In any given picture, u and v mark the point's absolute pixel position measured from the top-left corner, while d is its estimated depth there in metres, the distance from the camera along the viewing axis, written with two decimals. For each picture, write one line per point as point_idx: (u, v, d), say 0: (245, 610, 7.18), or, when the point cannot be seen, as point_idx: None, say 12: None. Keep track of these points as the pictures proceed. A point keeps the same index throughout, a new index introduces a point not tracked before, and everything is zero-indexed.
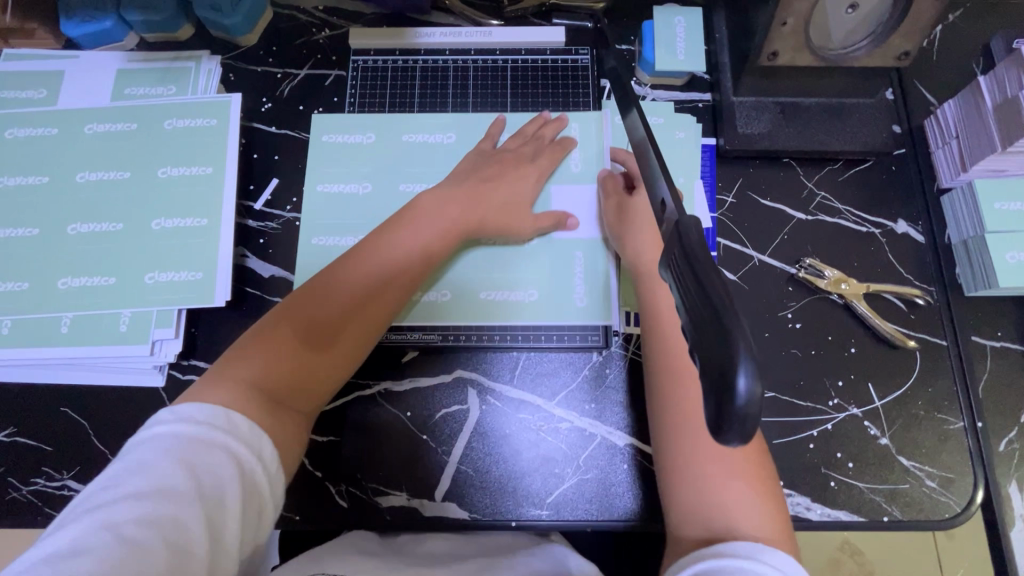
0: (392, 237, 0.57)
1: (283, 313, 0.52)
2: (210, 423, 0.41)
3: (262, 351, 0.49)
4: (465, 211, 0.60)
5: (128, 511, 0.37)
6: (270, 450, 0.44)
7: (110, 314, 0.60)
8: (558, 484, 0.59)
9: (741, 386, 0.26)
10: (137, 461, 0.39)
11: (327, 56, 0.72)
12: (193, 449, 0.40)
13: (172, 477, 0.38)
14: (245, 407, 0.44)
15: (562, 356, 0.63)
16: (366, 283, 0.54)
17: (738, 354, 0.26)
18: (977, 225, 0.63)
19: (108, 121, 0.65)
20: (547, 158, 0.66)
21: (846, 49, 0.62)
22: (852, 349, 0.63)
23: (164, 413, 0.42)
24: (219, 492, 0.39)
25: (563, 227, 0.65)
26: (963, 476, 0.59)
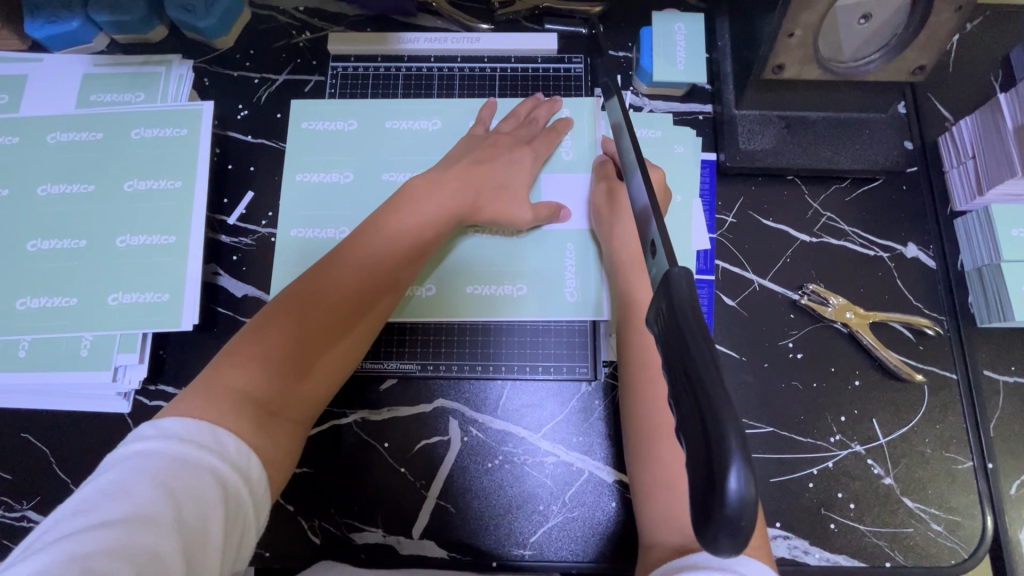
0: (386, 227, 0.54)
1: (270, 315, 0.48)
2: (193, 441, 0.38)
3: (250, 358, 0.45)
4: (456, 201, 0.56)
5: (96, 539, 0.33)
6: (260, 467, 0.41)
7: (71, 337, 0.57)
8: (542, 523, 0.56)
9: (732, 489, 0.23)
10: (112, 483, 0.36)
11: (306, 61, 0.68)
12: (174, 471, 0.36)
13: (148, 502, 0.35)
14: (234, 420, 0.41)
15: (549, 387, 0.60)
16: (362, 277, 0.51)
17: (730, 452, 0.23)
18: (992, 253, 0.59)
19: (72, 130, 0.62)
20: (543, 143, 0.62)
21: (857, 62, 0.58)
22: (855, 382, 0.59)
23: (144, 429, 0.39)
24: (201, 520, 0.36)
25: (556, 219, 0.61)
26: (971, 520, 0.56)
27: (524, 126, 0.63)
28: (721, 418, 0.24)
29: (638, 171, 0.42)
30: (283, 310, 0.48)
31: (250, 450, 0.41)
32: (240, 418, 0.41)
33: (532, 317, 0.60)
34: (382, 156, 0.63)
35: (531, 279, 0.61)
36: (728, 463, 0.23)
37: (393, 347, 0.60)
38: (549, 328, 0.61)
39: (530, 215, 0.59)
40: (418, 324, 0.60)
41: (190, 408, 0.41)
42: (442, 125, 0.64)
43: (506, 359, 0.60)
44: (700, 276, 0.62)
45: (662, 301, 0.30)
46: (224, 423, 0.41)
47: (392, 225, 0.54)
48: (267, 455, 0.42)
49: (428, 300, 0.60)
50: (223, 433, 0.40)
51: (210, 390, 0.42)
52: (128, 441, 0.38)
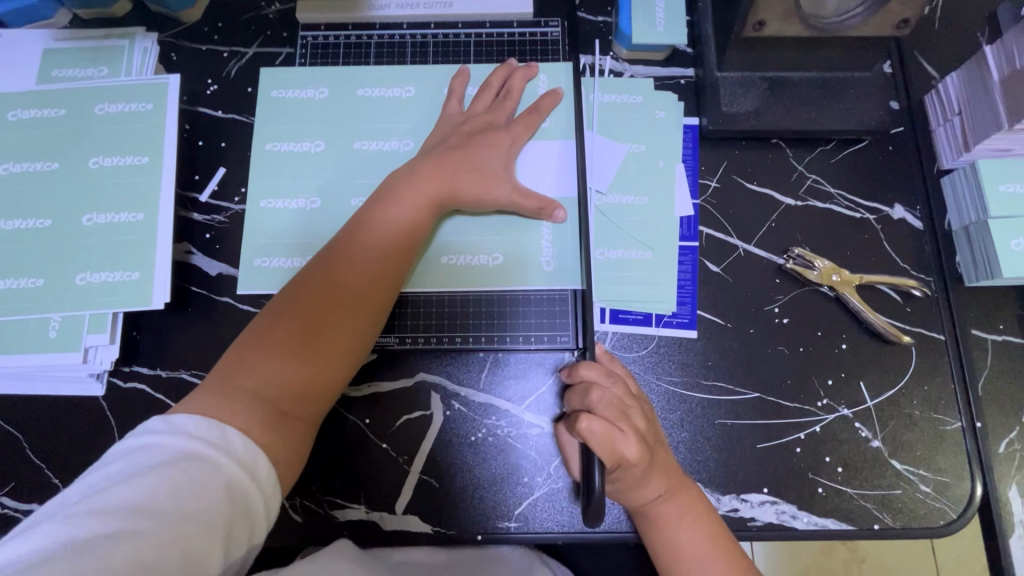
0: (378, 218, 0.53)
1: (272, 321, 0.49)
2: (200, 437, 0.40)
3: (254, 362, 0.46)
4: (432, 183, 0.55)
5: (100, 524, 0.35)
6: (267, 465, 0.42)
7: (38, 318, 0.55)
8: (528, 495, 0.55)
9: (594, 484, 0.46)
10: (123, 471, 0.38)
11: (276, 32, 0.66)
12: (180, 466, 0.38)
13: (153, 494, 0.37)
14: (242, 422, 0.43)
15: (532, 357, 0.59)
16: (361, 272, 0.51)
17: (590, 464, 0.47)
18: (979, 209, 0.58)
19: (33, 107, 0.60)
20: (522, 125, 0.60)
21: (840, 17, 0.56)
22: (843, 345, 0.58)
23: (154, 422, 0.41)
24: (202, 514, 0.37)
25: (546, 216, 0.58)
26: (959, 480, 0.55)
27: (499, 101, 0.61)
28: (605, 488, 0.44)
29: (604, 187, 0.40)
30: (284, 315, 0.49)
31: (257, 448, 0.42)
32: (249, 418, 0.43)
33: (511, 286, 0.59)
34: (355, 125, 0.61)
35: (507, 247, 0.59)
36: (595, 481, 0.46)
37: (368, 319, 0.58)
38: (528, 298, 0.59)
39: (512, 196, 0.57)
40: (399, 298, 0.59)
41: (199, 410, 0.43)
42: (416, 94, 0.62)
43: (489, 331, 0.59)
44: (683, 243, 0.61)
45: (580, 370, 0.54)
46: (232, 421, 0.42)
47: (383, 216, 0.53)
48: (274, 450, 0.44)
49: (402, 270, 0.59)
50: (230, 432, 0.42)
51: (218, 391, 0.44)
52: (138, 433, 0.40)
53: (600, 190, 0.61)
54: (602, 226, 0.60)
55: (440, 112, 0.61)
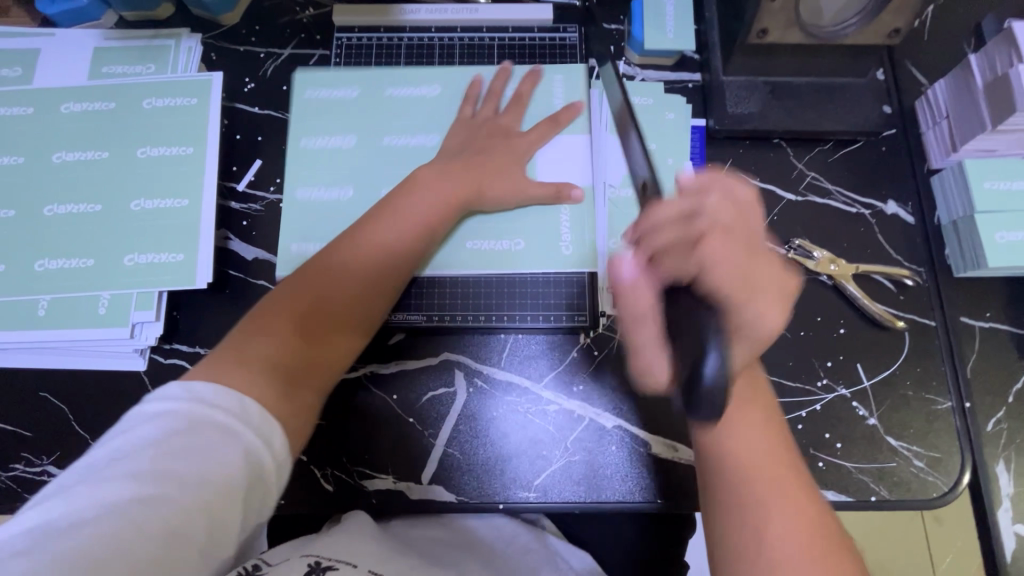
0: (394, 212, 0.56)
1: (286, 299, 0.51)
2: (222, 407, 0.41)
3: (267, 337, 0.48)
4: (452, 183, 0.59)
5: (123, 494, 0.36)
6: (285, 438, 0.43)
7: (88, 296, 0.59)
8: (546, 467, 0.59)
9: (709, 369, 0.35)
10: (141, 440, 0.38)
11: (311, 35, 0.71)
12: (202, 435, 0.39)
13: (177, 462, 0.38)
14: (257, 390, 0.44)
15: (550, 339, 0.62)
16: (378, 261, 0.55)
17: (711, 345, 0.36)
18: (966, 204, 0.62)
19: (85, 100, 0.64)
20: (541, 129, 0.64)
21: (837, 26, 0.61)
22: (841, 329, 0.62)
23: (172, 389, 0.41)
24: (225, 484, 0.39)
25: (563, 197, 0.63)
26: (950, 456, 0.59)
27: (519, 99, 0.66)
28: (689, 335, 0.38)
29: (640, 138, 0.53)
30: (297, 297, 0.51)
31: (274, 420, 0.43)
32: (262, 386, 0.45)
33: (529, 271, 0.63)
34: (385, 121, 0.66)
35: (529, 233, 0.63)
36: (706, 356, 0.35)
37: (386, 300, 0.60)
38: (548, 281, 0.63)
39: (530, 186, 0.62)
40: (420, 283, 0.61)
41: (220, 376, 0.44)
42: (442, 92, 0.67)
43: (509, 312, 0.62)
44: None
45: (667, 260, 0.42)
46: (247, 390, 0.44)
47: (402, 211, 0.56)
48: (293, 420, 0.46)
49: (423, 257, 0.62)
50: (250, 403, 0.43)
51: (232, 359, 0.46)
52: (154, 402, 0.41)
53: (614, 183, 0.65)
54: (616, 216, 0.64)
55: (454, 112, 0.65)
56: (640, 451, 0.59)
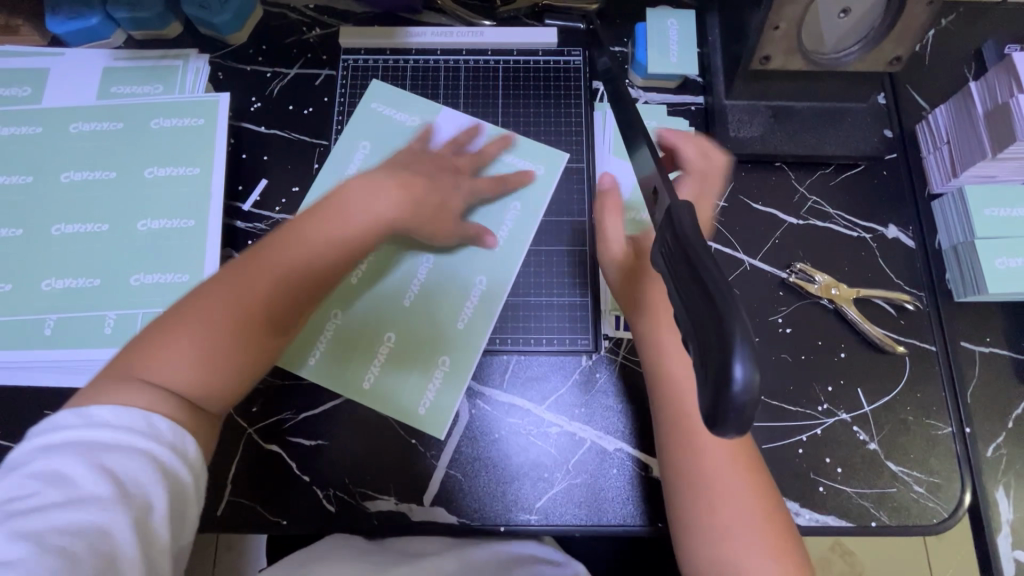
0: (323, 222, 0.54)
1: (191, 308, 0.48)
2: (119, 426, 0.41)
3: (170, 349, 0.46)
4: (389, 195, 0.56)
5: (40, 519, 0.37)
6: (192, 446, 0.44)
7: (94, 315, 0.59)
8: (547, 489, 0.59)
9: (739, 376, 0.24)
10: (45, 467, 0.39)
11: (317, 55, 0.71)
12: (103, 456, 0.40)
13: (87, 485, 0.39)
14: (153, 406, 0.43)
15: (551, 360, 0.63)
16: (296, 275, 0.51)
17: (732, 348, 0.25)
18: (966, 230, 0.63)
19: (94, 120, 0.64)
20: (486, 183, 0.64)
21: (838, 53, 0.62)
22: (841, 353, 0.63)
23: (65, 416, 0.42)
24: (143, 496, 0.40)
25: (482, 243, 0.64)
26: (950, 481, 0.59)
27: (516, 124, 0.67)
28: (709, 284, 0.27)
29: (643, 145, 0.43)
30: (202, 308, 0.48)
31: (182, 429, 0.44)
32: (159, 404, 0.44)
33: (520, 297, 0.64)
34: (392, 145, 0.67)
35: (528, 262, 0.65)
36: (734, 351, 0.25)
37: (445, 395, 0.60)
38: (552, 305, 0.64)
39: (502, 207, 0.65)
40: (460, 358, 0.61)
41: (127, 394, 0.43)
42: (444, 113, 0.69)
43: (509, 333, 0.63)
44: None
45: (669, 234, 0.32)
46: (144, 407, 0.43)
47: (329, 221, 0.54)
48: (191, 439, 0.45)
49: (457, 330, 0.62)
50: (157, 419, 0.43)
51: (128, 377, 0.44)
52: (44, 435, 0.41)
53: None
54: None
55: (405, 144, 0.67)
56: (641, 474, 0.59)
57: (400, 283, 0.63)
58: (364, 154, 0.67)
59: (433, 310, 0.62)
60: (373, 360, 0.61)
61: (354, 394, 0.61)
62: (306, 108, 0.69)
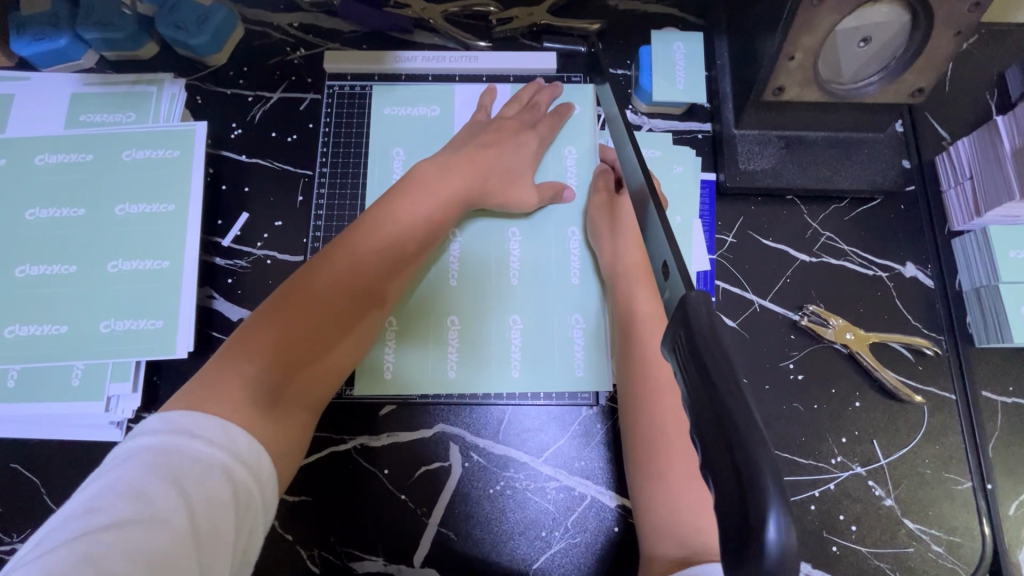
0: (396, 210, 0.54)
1: (275, 306, 0.48)
2: (202, 436, 0.39)
3: (258, 346, 0.46)
4: (458, 182, 0.57)
5: (108, 539, 0.34)
6: (270, 465, 0.42)
7: (61, 366, 0.55)
8: (545, 549, 0.56)
9: (771, 538, 0.22)
10: (122, 477, 0.37)
11: (302, 78, 0.67)
12: (184, 468, 0.38)
13: (162, 502, 0.36)
14: (243, 414, 0.42)
15: (551, 410, 0.59)
16: (373, 263, 0.52)
17: (767, 502, 0.22)
18: (990, 273, 0.59)
19: (61, 152, 0.60)
20: (547, 128, 0.63)
21: (857, 83, 0.58)
22: (856, 402, 0.59)
23: (150, 423, 0.40)
24: (213, 521, 0.37)
25: (559, 200, 0.62)
26: (970, 541, 0.56)
27: (527, 111, 0.64)
28: (730, 409, 0.24)
29: (631, 144, 0.47)
30: (287, 304, 0.48)
31: (261, 446, 0.42)
32: (251, 411, 0.42)
33: (565, 280, 0.61)
34: (381, 175, 0.63)
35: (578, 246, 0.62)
36: (765, 503, 0.22)
37: (591, 350, 0.60)
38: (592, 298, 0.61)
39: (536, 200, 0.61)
40: (598, 316, 0.60)
41: (200, 399, 0.41)
42: (441, 112, 0.65)
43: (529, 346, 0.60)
44: None
45: (681, 330, 0.29)
46: (233, 414, 0.41)
47: (402, 210, 0.55)
48: (274, 447, 0.43)
49: (545, 295, 0.61)
50: (236, 432, 0.41)
51: (219, 379, 0.43)
52: (137, 437, 0.39)
53: None
54: None
55: (409, 147, 0.64)
56: None
57: (491, 260, 0.61)
58: (402, 161, 0.64)
59: (479, 301, 0.60)
60: (449, 345, 0.60)
61: (444, 382, 0.59)
62: (289, 135, 0.65)
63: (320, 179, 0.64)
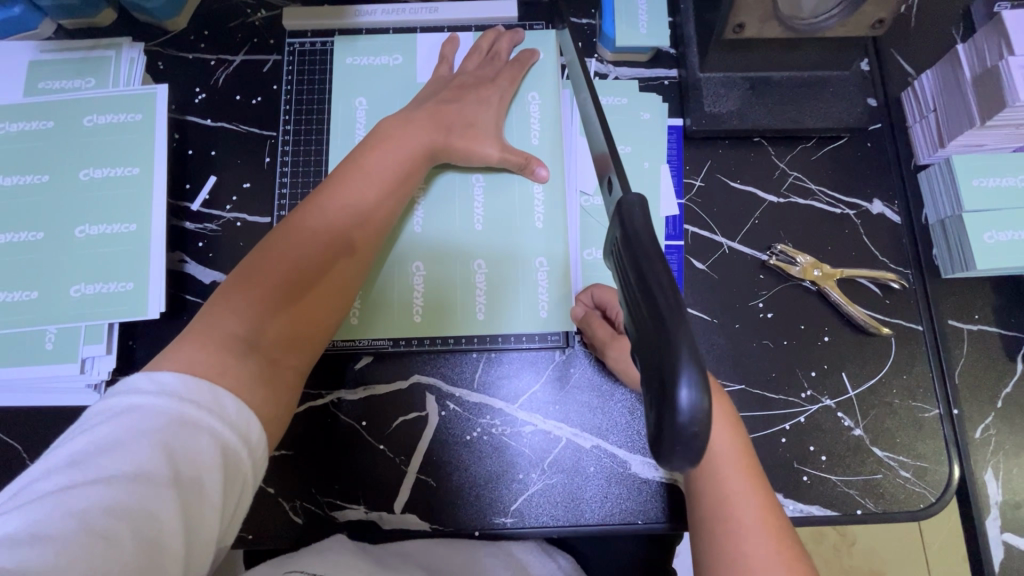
0: (365, 164, 0.54)
1: (253, 268, 0.48)
2: (192, 400, 0.38)
3: (242, 308, 0.45)
4: (422, 135, 0.57)
5: (93, 495, 0.33)
6: (260, 430, 0.40)
7: (34, 331, 0.56)
8: (523, 490, 0.57)
9: (684, 399, 0.25)
10: (105, 437, 0.35)
11: (263, 39, 0.66)
12: (170, 430, 0.36)
13: (147, 462, 0.34)
14: (233, 379, 0.41)
15: (525, 357, 0.60)
16: (348, 220, 0.52)
17: (682, 366, 0.25)
18: (954, 204, 0.60)
19: (22, 120, 0.60)
20: (507, 81, 0.62)
21: (817, 18, 0.58)
22: (825, 337, 0.60)
23: (137, 382, 0.38)
24: (198, 484, 0.36)
25: (529, 173, 0.61)
26: (937, 465, 0.57)
27: (485, 65, 0.63)
28: (657, 299, 0.27)
29: (587, 86, 0.46)
30: (268, 266, 0.48)
31: (250, 411, 0.40)
32: (241, 378, 0.41)
33: (528, 228, 0.61)
34: (345, 131, 0.63)
35: (545, 197, 0.62)
36: (679, 375, 0.25)
37: (555, 294, 0.60)
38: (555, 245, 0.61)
39: (499, 155, 0.60)
40: (563, 260, 0.60)
41: (188, 360, 0.40)
42: (404, 63, 0.65)
43: (496, 294, 0.60)
44: (669, 242, 0.62)
45: (620, 232, 0.32)
46: (224, 382, 0.40)
47: (372, 164, 0.54)
48: (263, 408, 0.42)
49: (512, 242, 0.61)
50: (224, 396, 0.39)
51: (204, 344, 0.42)
52: (123, 394, 0.38)
53: (588, 191, 0.63)
54: (589, 226, 0.62)
55: (372, 103, 0.64)
56: (619, 473, 0.57)
57: (456, 210, 0.62)
58: (365, 112, 0.63)
59: (449, 253, 0.61)
60: (415, 294, 0.60)
61: (409, 328, 0.60)
62: (254, 97, 0.65)
63: (285, 138, 0.63)
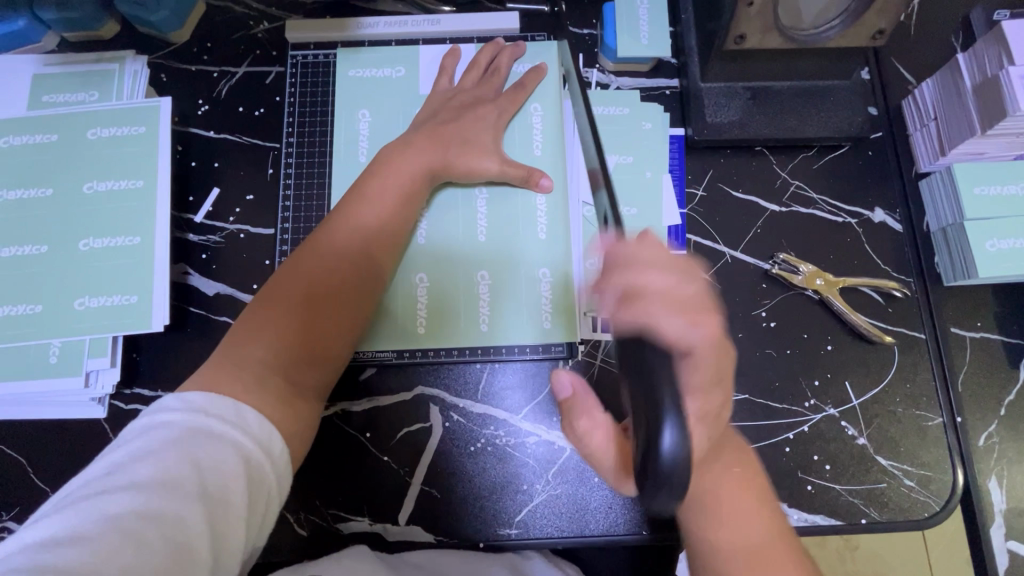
0: (374, 183, 0.55)
1: (273, 291, 0.49)
2: (216, 414, 0.39)
3: (261, 330, 0.47)
4: (426, 150, 0.58)
5: (126, 500, 0.34)
6: (281, 443, 0.42)
7: (39, 344, 0.56)
8: (527, 502, 0.57)
9: (667, 440, 0.32)
10: (138, 448, 0.37)
11: (266, 51, 0.66)
12: (198, 440, 0.37)
13: (176, 470, 0.36)
14: (254, 397, 0.42)
15: (528, 368, 0.60)
16: (361, 239, 0.53)
17: (665, 415, 0.32)
18: (956, 212, 0.60)
19: (26, 134, 0.60)
20: (507, 98, 0.63)
21: (818, 28, 0.58)
22: (828, 346, 0.60)
23: (168, 400, 0.40)
24: (223, 492, 0.36)
25: (531, 184, 0.61)
26: (941, 474, 0.57)
27: (485, 79, 0.64)
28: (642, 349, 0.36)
29: None
30: (286, 289, 0.49)
31: (271, 426, 0.42)
32: (261, 396, 0.43)
33: (531, 239, 0.61)
34: (348, 143, 0.63)
35: (547, 207, 0.62)
36: (664, 422, 0.32)
37: (558, 305, 0.60)
38: (556, 257, 0.61)
39: (500, 167, 0.60)
40: (566, 271, 0.61)
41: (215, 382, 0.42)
42: (406, 74, 0.65)
43: (500, 305, 0.60)
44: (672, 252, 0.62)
45: None
46: (245, 398, 0.42)
47: (382, 183, 0.55)
48: (284, 424, 0.43)
49: (515, 253, 0.61)
50: (246, 410, 0.41)
51: (229, 365, 0.44)
52: (156, 410, 0.39)
53: (590, 202, 0.63)
54: (591, 236, 0.62)
55: (375, 115, 0.64)
56: None
57: (459, 221, 0.62)
58: (368, 124, 0.64)
59: (451, 265, 0.61)
60: (418, 306, 0.60)
61: (413, 340, 0.59)
62: (257, 109, 0.65)
63: (288, 150, 0.64)
